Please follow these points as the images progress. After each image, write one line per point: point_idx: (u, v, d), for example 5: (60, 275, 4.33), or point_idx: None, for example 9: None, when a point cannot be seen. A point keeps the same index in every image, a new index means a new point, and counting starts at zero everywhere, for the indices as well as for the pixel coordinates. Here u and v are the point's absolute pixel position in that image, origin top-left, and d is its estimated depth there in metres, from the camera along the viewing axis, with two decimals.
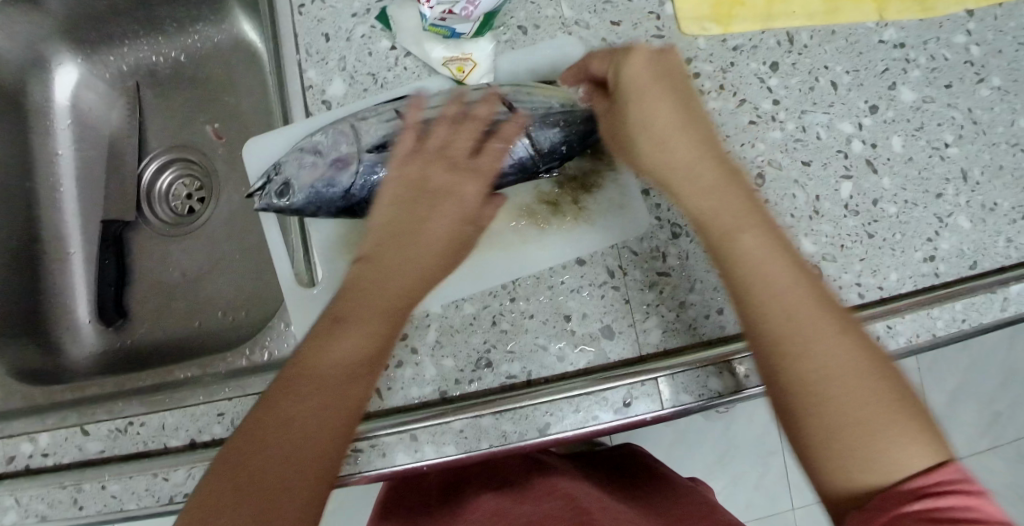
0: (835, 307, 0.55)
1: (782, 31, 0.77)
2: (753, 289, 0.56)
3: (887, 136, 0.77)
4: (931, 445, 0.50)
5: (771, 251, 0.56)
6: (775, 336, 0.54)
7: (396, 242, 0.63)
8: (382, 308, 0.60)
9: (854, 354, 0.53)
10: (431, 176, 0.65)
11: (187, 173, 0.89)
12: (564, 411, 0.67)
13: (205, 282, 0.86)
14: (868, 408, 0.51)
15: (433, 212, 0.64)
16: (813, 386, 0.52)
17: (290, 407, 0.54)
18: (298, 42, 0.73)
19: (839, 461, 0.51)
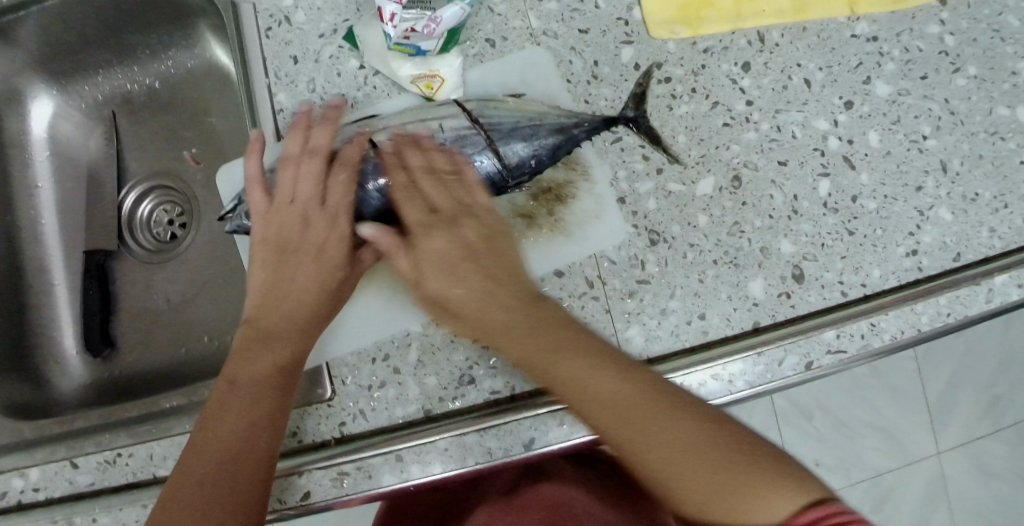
0: (648, 387, 0.59)
1: (752, 30, 0.76)
2: (569, 398, 0.59)
3: (864, 131, 0.76)
4: (787, 490, 0.53)
5: (591, 369, 0.59)
6: (613, 430, 0.57)
7: (271, 300, 0.68)
8: (279, 358, 0.66)
9: (665, 421, 0.56)
10: (286, 231, 0.70)
11: (168, 200, 0.89)
12: (548, 425, 0.67)
13: (190, 307, 0.86)
14: (710, 469, 0.54)
15: (315, 265, 0.69)
16: (647, 465, 0.56)
17: (204, 462, 0.61)
18: (267, 66, 0.73)
19: (716, 517, 0.54)
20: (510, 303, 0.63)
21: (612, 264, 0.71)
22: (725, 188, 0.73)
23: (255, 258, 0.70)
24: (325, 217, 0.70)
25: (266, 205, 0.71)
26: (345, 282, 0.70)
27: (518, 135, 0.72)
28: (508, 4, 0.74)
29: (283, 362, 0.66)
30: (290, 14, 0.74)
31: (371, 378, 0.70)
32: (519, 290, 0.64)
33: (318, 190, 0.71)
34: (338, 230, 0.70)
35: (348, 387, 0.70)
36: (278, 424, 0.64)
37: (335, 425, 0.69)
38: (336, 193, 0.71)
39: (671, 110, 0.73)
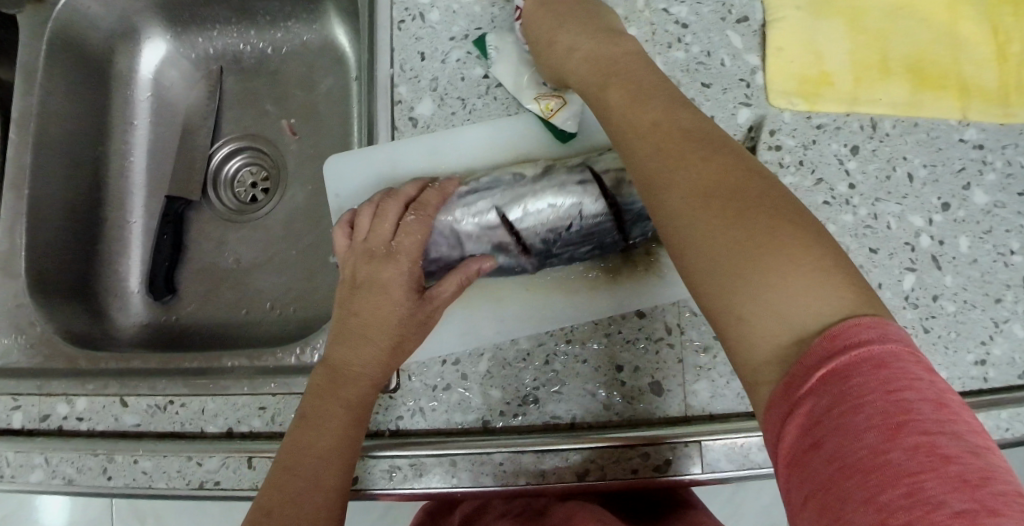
0: (725, 164, 0.54)
1: (866, 116, 0.78)
2: (639, 139, 0.58)
3: (955, 235, 0.77)
4: (826, 302, 0.48)
5: (667, 117, 0.58)
6: (654, 174, 0.56)
7: (348, 335, 0.67)
8: (350, 397, 0.65)
9: (739, 208, 0.52)
10: (362, 271, 0.69)
11: (256, 161, 0.90)
12: (604, 460, 0.67)
13: (259, 271, 0.86)
14: (768, 259, 0.50)
15: (377, 308, 0.67)
16: (692, 253, 0.53)
17: (280, 494, 0.62)
18: (394, 57, 0.75)
19: (748, 328, 0.50)
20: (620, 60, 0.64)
21: (693, 315, 0.71)
22: None
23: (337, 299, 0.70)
24: (390, 261, 0.68)
25: (349, 254, 0.70)
26: (411, 321, 0.68)
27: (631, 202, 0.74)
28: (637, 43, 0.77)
29: (359, 400, 0.66)
30: (427, 12, 0.75)
31: (438, 379, 0.70)
32: (659, 88, 0.61)
33: (387, 236, 0.70)
34: (404, 273, 0.69)
35: (412, 383, 0.70)
36: (350, 456, 0.64)
37: (392, 418, 0.69)
38: (406, 235, 0.70)
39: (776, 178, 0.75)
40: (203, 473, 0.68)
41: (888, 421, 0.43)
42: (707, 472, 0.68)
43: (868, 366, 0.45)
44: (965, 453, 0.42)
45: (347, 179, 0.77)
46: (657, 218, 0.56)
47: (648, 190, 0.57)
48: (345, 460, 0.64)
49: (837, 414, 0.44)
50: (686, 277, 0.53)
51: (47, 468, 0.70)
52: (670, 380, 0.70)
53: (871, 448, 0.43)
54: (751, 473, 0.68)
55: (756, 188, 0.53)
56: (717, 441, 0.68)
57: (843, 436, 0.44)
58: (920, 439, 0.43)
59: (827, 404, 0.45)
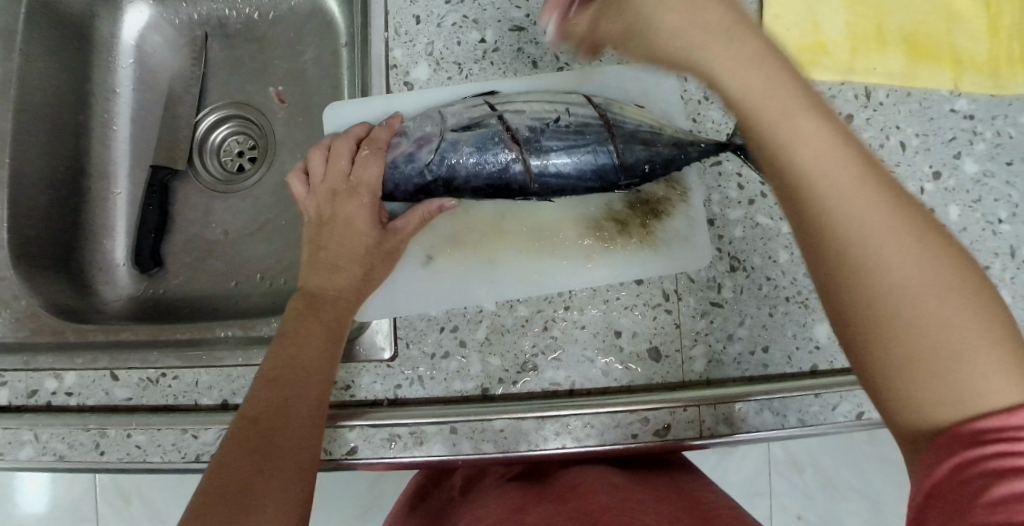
0: (907, 211, 0.49)
1: (861, 85, 0.78)
2: (818, 149, 0.50)
3: (945, 204, 0.78)
4: (1020, 379, 0.46)
5: (831, 140, 0.50)
6: (812, 205, 0.49)
7: (320, 265, 0.68)
8: (328, 318, 0.66)
9: (937, 261, 0.47)
10: (330, 207, 0.70)
11: (243, 131, 0.88)
12: (603, 425, 0.68)
13: (250, 242, 0.84)
14: (969, 325, 0.46)
15: (344, 239, 0.69)
16: (884, 304, 0.48)
17: (265, 405, 0.60)
18: (389, 20, 0.73)
19: (930, 397, 0.46)
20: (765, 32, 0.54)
21: (690, 282, 0.71)
22: None
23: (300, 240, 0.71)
24: (354, 195, 0.70)
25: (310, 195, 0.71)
26: (378, 250, 0.70)
27: (635, 139, 0.73)
28: None
29: (330, 320, 0.66)
30: None
31: (436, 346, 0.70)
32: (804, 80, 0.53)
33: (348, 171, 0.71)
34: (366, 205, 0.70)
35: (410, 351, 0.70)
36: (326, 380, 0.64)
37: (390, 387, 0.69)
38: (362, 170, 0.71)
39: None
40: (199, 445, 0.67)
41: None
42: (706, 437, 0.68)
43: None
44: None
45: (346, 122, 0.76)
46: (828, 248, 0.49)
47: (806, 221, 0.50)
48: (324, 375, 0.64)
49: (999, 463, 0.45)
50: (860, 324, 0.48)
51: (37, 444, 0.68)
52: (668, 345, 0.71)
53: (1020, 495, 0.43)
54: (749, 437, 0.68)
55: (946, 239, 0.49)
56: (717, 406, 0.68)
57: (986, 476, 0.44)
58: None
59: (994, 456, 0.45)
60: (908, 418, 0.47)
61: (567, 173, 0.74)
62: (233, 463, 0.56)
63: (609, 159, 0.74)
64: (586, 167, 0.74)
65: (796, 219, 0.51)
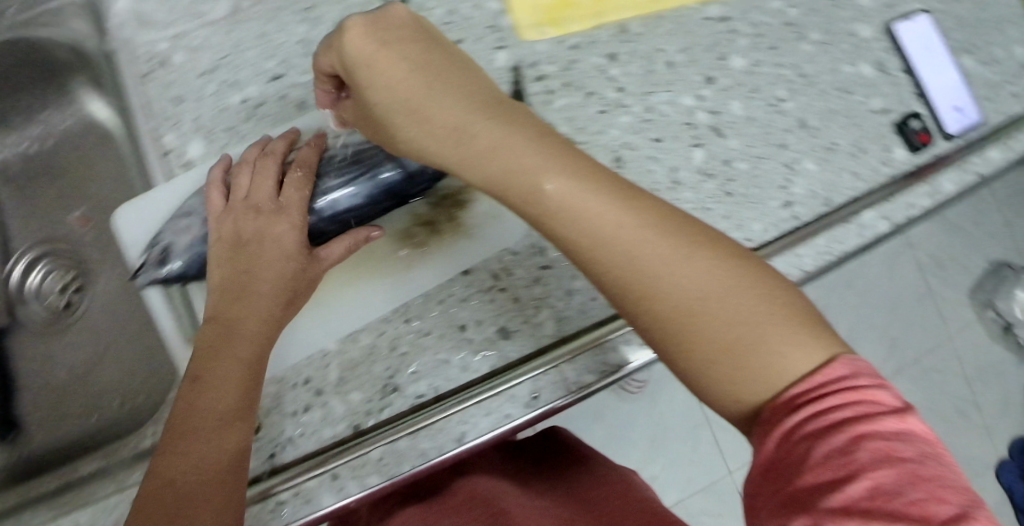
0: (676, 230, 0.53)
1: (614, 23, 0.80)
2: (584, 209, 0.54)
3: (727, 102, 0.82)
4: (821, 349, 0.50)
5: (586, 189, 0.54)
6: (592, 248, 0.54)
7: (236, 292, 0.64)
8: (246, 353, 0.61)
9: (714, 271, 0.52)
10: (244, 227, 0.67)
11: (57, 267, 0.85)
12: (476, 417, 0.69)
13: (100, 370, 0.82)
14: (761, 314, 0.51)
15: (274, 261, 0.66)
16: (688, 326, 0.52)
17: (182, 459, 0.56)
18: (149, 110, 0.72)
19: (752, 388, 0.50)
20: (503, 103, 0.59)
21: (514, 255, 0.74)
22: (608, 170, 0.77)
23: (215, 261, 0.67)
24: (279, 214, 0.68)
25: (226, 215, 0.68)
26: (299, 277, 0.67)
27: None
28: None
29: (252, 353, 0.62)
30: (168, 56, 0.73)
31: (296, 403, 0.69)
32: (553, 141, 0.56)
33: (270, 191, 0.69)
34: (295, 225, 0.68)
35: (273, 417, 0.69)
36: (248, 424, 0.59)
37: (264, 459, 0.68)
38: (292, 190, 0.70)
39: (550, 104, 0.77)
40: None
41: (856, 427, 0.47)
42: (575, 390, 0.70)
43: (840, 390, 0.49)
44: (923, 455, 0.46)
45: (138, 220, 0.74)
46: (623, 286, 0.53)
47: (594, 261, 0.54)
48: (244, 420, 0.59)
49: (816, 426, 0.48)
50: (677, 349, 0.52)
51: None
52: (514, 321, 0.72)
53: (838, 451, 0.46)
54: (613, 377, 0.71)
55: (716, 245, 0.53)
56: (574, 361, 0.70)
57: (811, 441, 0.47)
58: (882, 443, 0.46)
59: (809, 421, 0.48)
60: (735, 408, 0.51)
61: (363, 200, 0.78)
62: (149, 507, 0.54)
63: (396, 175, 0.77)
64: (376, 189, 0.78)
65: (587, 268, 0.55)
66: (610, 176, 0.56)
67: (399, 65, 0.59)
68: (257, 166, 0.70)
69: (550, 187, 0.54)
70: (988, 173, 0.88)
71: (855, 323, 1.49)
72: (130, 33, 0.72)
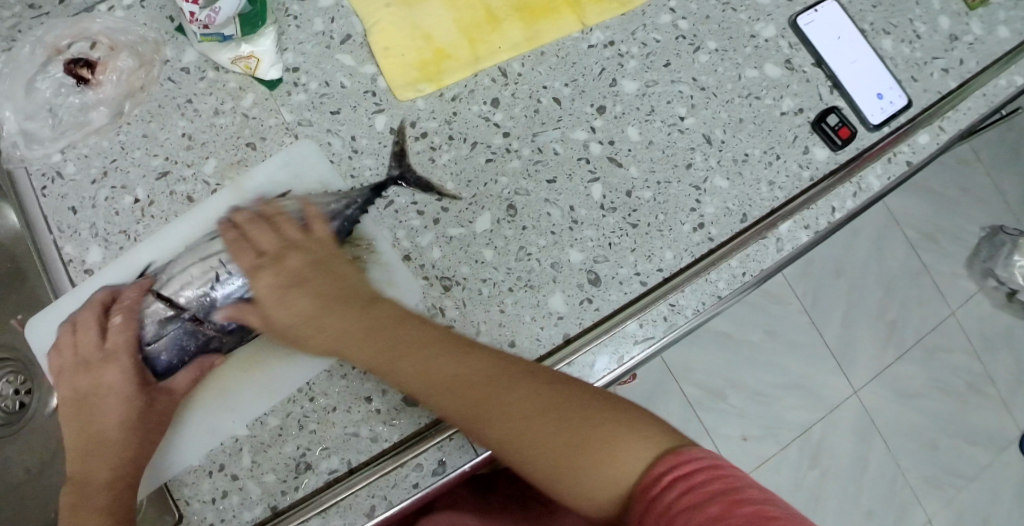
0: (508, 367, 0.62)
1: (493, 67, 0.80)
2: (431, 361, 0.63)
3: (622, 129, 0.81)
4: (654, 442, 0.56)
5: (429, 347, 0.64)
6: (448, 395, 0.62)
7: (90, 447, 0.70)
8: (104, 504, 0.68)
9: (542, 395, 0.60)
10: (80, 384, 0.71)
11: (8, 370, 0.87)
12: (384, 489, 0.69)
13: (55, 465, 0.85)
14: (591, 424, 0.58)
15: (118, 408, 0.71)
16: (529, 451, 0.59)
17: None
18: (48, 221, 0.75)
19: (603, 478, 0.56)
20: (348, 290, 0.69)
21: None
22: (502, 218, 0.76)
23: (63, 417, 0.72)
24: (112, 361, 0.72)
25: (61, 368, 0.72)
26: (151, 414, 0.72)
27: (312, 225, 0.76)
28: (262, 105, 0.77)
29: (109, 508, 0.68)
30: (61, 168, 0.75)
31: (213, 490, 0.71)
32: (391, 311, 0.67)
33: (98, 340, 0.73)
34: (125, 371, 0.73)
35: (194, 506, 0.70)
36: None
37: None
38: (116, 337, 0.73)
39: (434, 161, 0.76)
40: None
41: (725, 496, 0.50)
42: (483, 453, 0.70)
43: (706, 467, 0.52)
44: (790, 513, 0.49)
45: (50, 329, 0.77)
46: (476, 421, 0.61)
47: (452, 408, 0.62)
48: None
49: (690, 499, 0.51)
50: (522, 466, 0.59)
51: None
52: None
53: (713, 519, 0.49)
54: None
55: (546, 377, 0.61)
56: None
57: (689, 514, 0.50)
58: (752, 508, 0.49)
59: (680, 497, 0.52)
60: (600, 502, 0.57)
61: None
62: None
63: None
64: None
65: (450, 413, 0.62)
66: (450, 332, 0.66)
67: (264, 275, 0.70)
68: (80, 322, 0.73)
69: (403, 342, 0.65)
70: (919, 160, 0.83)
71: (851, 308, 1.41)
72: (23, 152, 0.76)
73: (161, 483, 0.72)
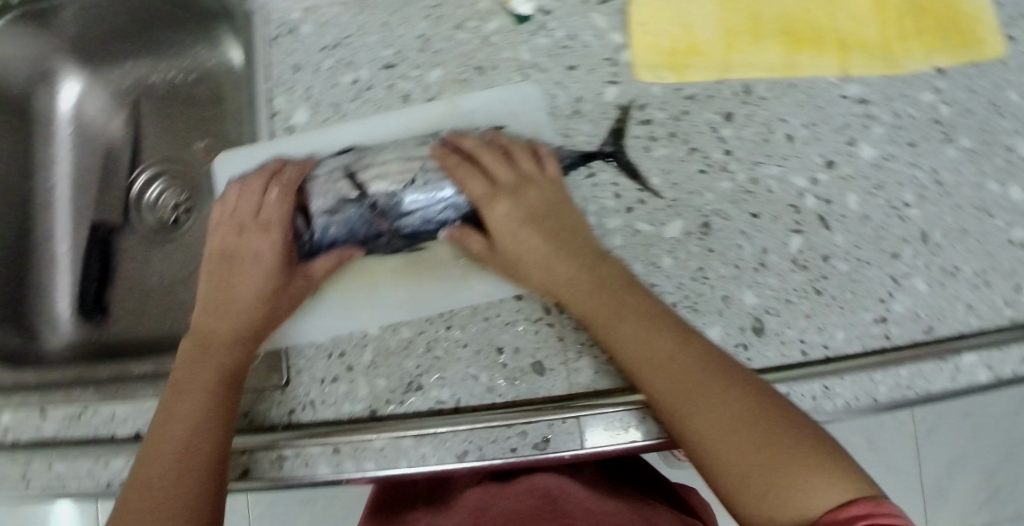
0: (720, 364, 0.64)
1: (739, 82, 0.77)
2: (648, 335, 0.66)
3: (842, 193, 0.76)
4: (846, 483, 0.57)
5: (648, 322, 0.67)
6: (657, 374, 0.65)
7: (218, 305, 0.74)
8: (217, 358, 0.71)
9: (746, 402, 0.62)
10: (228, 243, 0.76)
11: (174, 185, 0.88)
12: (482, 440, 0.68)
13: (181, 288, 0.86)
14: (783, 445, 0.60)
15: (251, 276, 0.75)
16: (717, 451, 0.61)
17: (163, 458, 0.65)
18: (268, 70, 0.76)
19: (784, 502, 0.58)
20: (582, 235, 0.72)
21: None
22: (693, 232, 0.73)
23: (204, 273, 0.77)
24: (263, 230, 0.76)
25: (217, 227, 0.77)
26: (280, 289, 0.75)
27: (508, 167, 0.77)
28: (503, 34, 0.76)
29: (221, 364, 0.71)
30: (297, 25, 0.77)
31: (325, 372, 0.72)
32: (619, 270, 0.70)
33: (258, 210, 0.77)
34: (271, 242, 0.76)
35: (302, 378, 0.72)
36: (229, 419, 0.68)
37: (285, 411, 0.71)
38: (274, 210, 0.77)
39: (648, 151, 0.74)
40: (110, 472, 0.70)
41: None
42: (588, 448, 0.68)
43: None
44: None
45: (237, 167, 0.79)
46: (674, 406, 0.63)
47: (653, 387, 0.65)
48: (225, 414, 0.68)
49: None
50: (705, 462, 0.62)
51: None
52: (552, 359, 0.71)
53: None
54: (632, 446, 0.69)
55: (750, 382, 0.63)
56: (597, 416, 0.69)
57: None
58: None
59: None
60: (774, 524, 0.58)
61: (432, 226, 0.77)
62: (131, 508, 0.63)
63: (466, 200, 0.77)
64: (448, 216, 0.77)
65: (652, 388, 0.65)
66: (672, 314, 0.68)
67: (501, 204, 0.75)
68: (247, 188, 0.78)
69: (625, 310, 0.67)
70: None
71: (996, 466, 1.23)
72: None
73: (281, 345, 0.73)
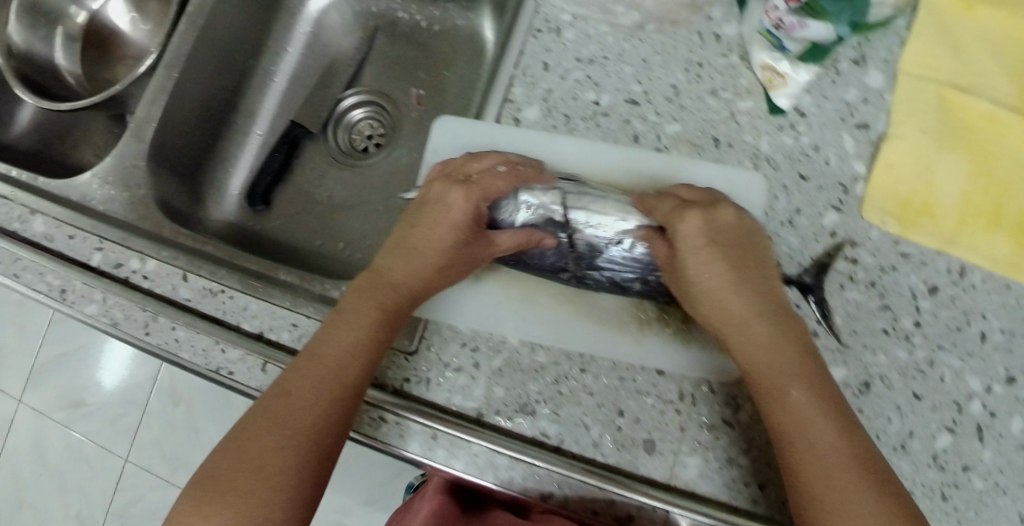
0: (866, 462, 0.60)
1: (958, 261, 0.74)
2: (805, 411, 0.62)
3: (1011, 413, 0.72)
4: None
5: (809, 395, 0.63)
6: (803, 448, 0.62)
7: (403, 251, 0.73)
8: (382, 301, 0.70)
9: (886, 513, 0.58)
10: (430, 189, 0.76)
11: (376, 117, 0.92)
12: (569, 490, 0.68)
13: (341, 213, 0.88)
14: None
15: (433, 229, 0.74)
16: None
17: (304, 381, 0.65)
18: (519, 59, 0.78)
19: None
20: (770, 290, 0.68)
21: (709, 392, 0.71)
22: (850, 385, 0.72)
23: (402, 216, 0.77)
24: (464, 187, 0.74)
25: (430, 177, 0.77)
26: (463, 248, 0.74)
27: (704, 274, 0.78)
28: (751, 118, 0.76)
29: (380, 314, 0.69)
30: (563, 29, 0.79)
31: (451, 358, 0.73)
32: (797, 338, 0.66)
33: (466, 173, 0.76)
34: (466, 199, 0.74)
35: (429, 353, 0.73)
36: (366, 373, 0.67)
37: (400, 377, 0.73)
38: (487, 178, 0.75)
39: (841, 289, 0.73)
40: (222, 359, 0.73)
41: None
42: None
43: None
44: None
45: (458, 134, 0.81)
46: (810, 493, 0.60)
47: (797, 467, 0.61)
48: (367, 363, 0.67)
49: None
50: None
51: (102, 305, 0.76)
52: (666, 444, 0.69)
53: None
54: None
55: (892, 490, 0.59)
56: (687, 518, 0.67)
57: None
58: None
59: None
60: None
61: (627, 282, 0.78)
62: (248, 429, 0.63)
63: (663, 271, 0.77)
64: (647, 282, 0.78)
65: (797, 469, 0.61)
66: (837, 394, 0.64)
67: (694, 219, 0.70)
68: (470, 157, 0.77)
69: (794, 387, 0.64)
70: None
71: None
72: None
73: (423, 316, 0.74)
